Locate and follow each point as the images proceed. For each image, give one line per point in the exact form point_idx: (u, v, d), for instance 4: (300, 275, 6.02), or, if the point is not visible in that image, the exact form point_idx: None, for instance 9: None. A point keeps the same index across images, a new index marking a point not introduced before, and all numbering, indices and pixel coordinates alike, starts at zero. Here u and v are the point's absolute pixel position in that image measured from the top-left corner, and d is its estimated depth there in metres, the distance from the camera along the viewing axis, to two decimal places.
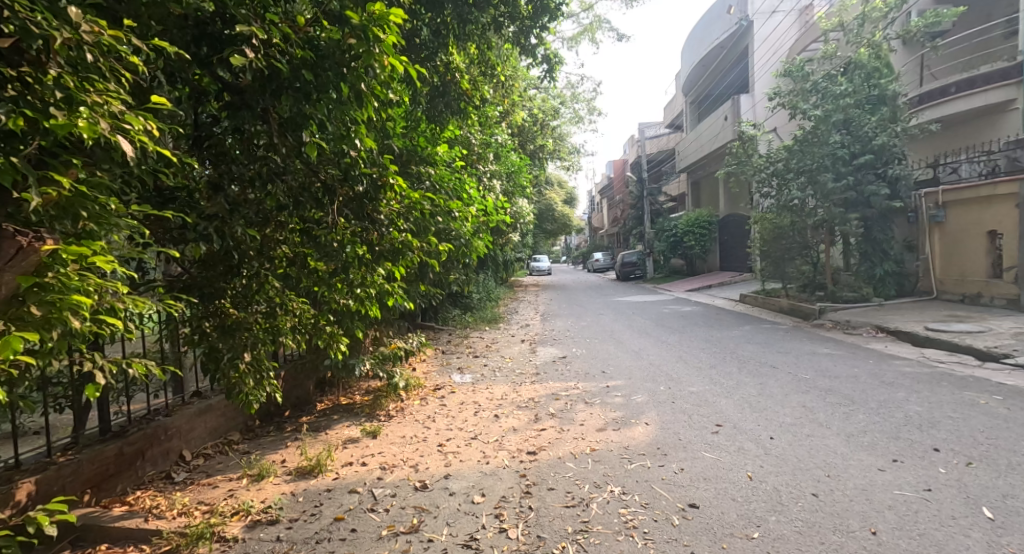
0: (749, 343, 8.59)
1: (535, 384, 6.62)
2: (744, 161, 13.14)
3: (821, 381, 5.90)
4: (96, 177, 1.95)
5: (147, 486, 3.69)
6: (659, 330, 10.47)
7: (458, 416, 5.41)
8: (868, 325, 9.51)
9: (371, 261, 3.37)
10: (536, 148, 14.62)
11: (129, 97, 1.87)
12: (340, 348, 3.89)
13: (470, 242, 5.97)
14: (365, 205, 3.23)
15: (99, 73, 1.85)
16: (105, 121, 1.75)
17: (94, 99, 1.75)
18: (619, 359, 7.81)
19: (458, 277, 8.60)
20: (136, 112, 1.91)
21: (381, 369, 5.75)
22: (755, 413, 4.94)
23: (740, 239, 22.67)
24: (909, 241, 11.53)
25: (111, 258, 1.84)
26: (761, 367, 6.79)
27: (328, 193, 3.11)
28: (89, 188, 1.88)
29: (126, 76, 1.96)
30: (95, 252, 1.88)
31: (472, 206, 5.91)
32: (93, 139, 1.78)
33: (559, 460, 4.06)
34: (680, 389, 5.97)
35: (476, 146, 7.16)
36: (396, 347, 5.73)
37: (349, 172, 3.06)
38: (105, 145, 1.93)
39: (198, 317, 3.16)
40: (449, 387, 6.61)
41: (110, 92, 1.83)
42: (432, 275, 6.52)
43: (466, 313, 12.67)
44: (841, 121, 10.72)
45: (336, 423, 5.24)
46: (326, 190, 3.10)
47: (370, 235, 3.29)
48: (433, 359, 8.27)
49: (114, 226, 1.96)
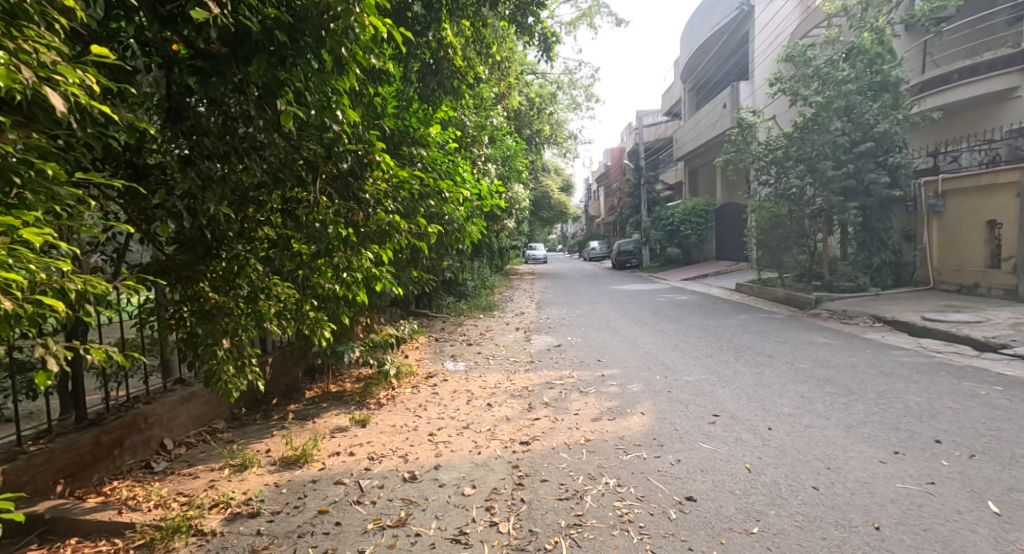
0: (745, 332, 8.51)
1: (529, 372, 6.52)
2: (743, 149, 13.01)
3: (817, 370, 5.81)
4: (34, 139, 1.80)
5: (125, 476, 3.56)
6: (655, 319, 10.41)
7: (450, 405, 5.29)
8: (865, 315, 9.44)
9: (356, 243, 3.22)
10: (533, 133, 14.43)
11: (63, 46, 1.73)
12: (324, 335, 3.76)
13: (464, 226, 5.83)
14: (350, 184, 3.09)
15: (30, 19, 1.72)
16: (30, 71, 1.59)
17: (21, 47, 1.60)
18: (614, 348, 7.73)
19: (451, 263, 8.47)
20: (72, 65, 1.77)
21: (371, 356, 5.63)
22: (753, 402, 4.85)
23: (737, 228, 22.55)
24: (907, 231, 11.43)
25: (46, 231, 1.68)
26: (757, 356, 6.70)
27: (311, 170, 2.97)
28: (27, 151, 1.76)
29: (62, 23, 1.82)
30: (31, 225, 1.72)
31: (465, 189, 5.75)
32: (20, 91, 1.62)
33: (553, 451, 3.95)
34: (676, 379, 5.88)
35: (471, 128, 7.00)
36: (387, 334, 5.61)
37: (332, 149, 2.91)
38: (43, 103, 1.78)
39: (176, 301, 3.05)
40: (442, 374, 6.51)
41: (42, 40, 1.69)
42: (425, 260, 6.40)
43: (461, 300, 12.57)
44: (842, 109, 10.59)
45: (325, 411, 5.12)
46: (308, 166, 2.96)
47: (357, 215, 3.14)
48: (426, 346, 8.18)
49: (55, 196, 1.82)
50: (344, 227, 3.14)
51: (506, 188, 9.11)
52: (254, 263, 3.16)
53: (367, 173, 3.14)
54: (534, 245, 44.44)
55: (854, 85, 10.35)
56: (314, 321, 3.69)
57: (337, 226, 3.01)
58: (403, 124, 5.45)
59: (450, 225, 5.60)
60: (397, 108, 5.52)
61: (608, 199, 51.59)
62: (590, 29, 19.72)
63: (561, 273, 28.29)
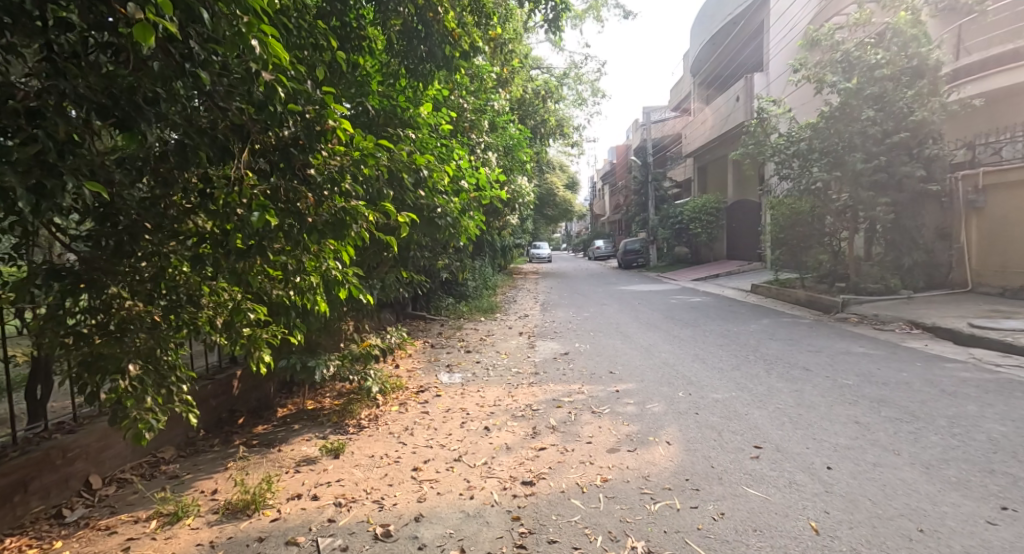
0: (770, 340, 7.75)
1: (533, 386, 5.78)
2: (761, 141, 12.21)
3: (866, 388, 5.03)
4: None
5: (25, 530, 2.83)
6: (668, 322, 9.68)
7: (441, 428, 4.54)
8: (900, 321, 8.67)
9: (302, 235, 2.38)
10: (538, 124, 13.70)
11: None
12: (263, 358, 3.06)
13: (458, 220, 5.11)
14: (292, 157, 2.28)
15: None
16: None
17: None
18: (628, 357, 6.98)
19: (447, 262, 7.75)
20: None
21: (350, 371, 4.87)
22: (799, 430, 4.09)
23: (748, 227, 21.70)
24: (941, 229, 10.60)
25: None
26: (791, 369, 5.93)
27: (237, 135, 2.17)
28: None
29: None
30: None
31: (459, 177, 5.08)
32: None
33: (562, 496, 3.21)
34: (702, 396, 5.12)
35: (466, 110, 6.28)
36: (370, 344, 4.87)
37: (266, 107, 2.11)
38: None
39: (82, 313, 2.39)
40: (434, 389, 5.78)
41: None
42: (414, 257, 5.70)
43: (461, 301, 11.95)
44: (872, 96, 9.83)
45: (295, 435, 4.38)
46: (234, 130, 2.15)
47: (306, 201, 2.34)
48: (420, 355, 7.46)
49: None
50: (290, 213, 2.33)
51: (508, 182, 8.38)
52: (177, 262, 2.52)
53: (320, 144, 2.35)
54: (537, 244, 43.82)
55: (887, 71, 9.57)
56: (254, 332, 3.01)
57: (267, 210, 2.15)
58: (390, 102, 4.89)
59: (441, 218, 4.88)
60: (383, 84, 4.90)
61: (614, 198, 50.89)
62: (597, 22, 19.17)
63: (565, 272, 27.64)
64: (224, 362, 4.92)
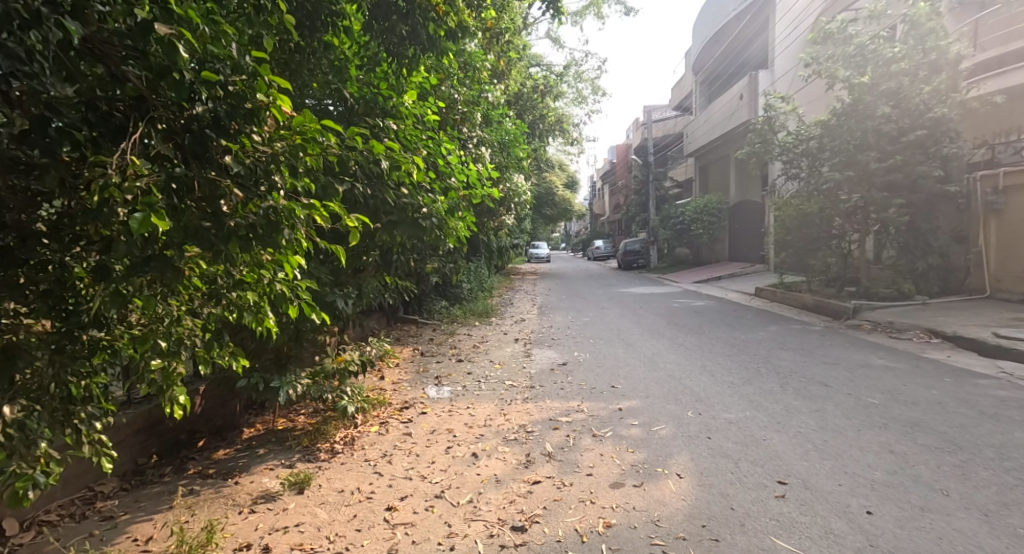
0: (781, 349, 7.27)
1: (527, 403, 5.32)
2: (768, 139, 11.73)
3: (895, 408, 4.56)
4: None
5: None
6: (672, 329, 9.23)
7: (423, 455, 4.06)
8: (917, 329, 8.21)
9: (219, 242, 1.87)
10: (536, 119, 13.21)
11: None
12: (179, 398, 2.42)
13: (446, 222, 4.64)
14: (207, 140, 1.81)
15: None
16: None
17: None
18: (630, 369, 6.51)
19: (438, 265, 7.28)
20: None
21: (322, 390, 4.32)
22: (828, 460, 3.61)
23: (750, 228, 21.27)
24: (958, 232, 10.14)
25: None
26: (807, 385, 5.45)
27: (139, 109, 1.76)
28: None
29: None
30: None
31: (449, 175, 4.70)
32: None
33: (559, 547, 2.73)
34: (713, 417, 4.64)
35: (456, 101, 5.79)
36: (341, 359, 4.34)
37: (168, 73, 1.63)
38: None
39: None
40: (420, 405, 5.32)
41: None
42: (399, 262, 5.19)
43: (455, 304, 11.51)
44: (887, 92, 9.35)
45: (258, 463, 3.89)
46: (136, 102, 1.75)
47: (231, 198, 1.84)
48: (408, 365, 7.00)
49: None
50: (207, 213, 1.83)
51: (502, 181, 7.88)
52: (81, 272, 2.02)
53: (250, 126, 1.91)
54: (536, 243, 43.43)
55: (903, 65, 9.10)
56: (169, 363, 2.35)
57: (156, 211, 1.57)
58: (370, 91, 4.44)
59: (424, 220, 4.36)
60: (362, 70, 4.47)
61: (614, 197, 50.49)
62: (597, 18, 18.71)
63: (563, 272, 27.21)
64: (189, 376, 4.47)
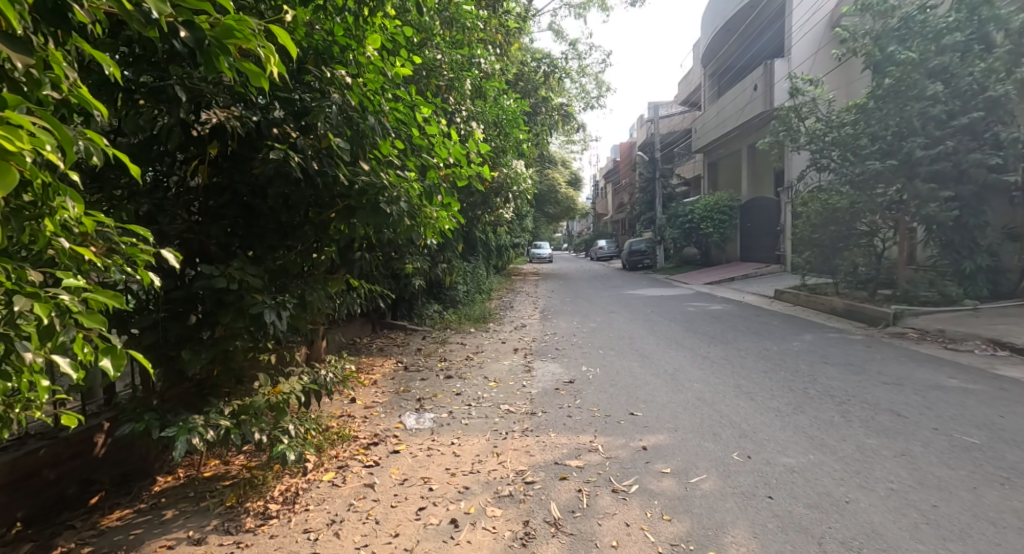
0: (825, 364, 6.21)
1: (524, 438, 4.30)
2: (794, 127, 10.74)
3: (1007, 451, 3.52)
4: None
5: None
6: (691, 337, 8.22)
7: (385, 522, 3.01)
8: (977, 339, 7.17)
9: None
10: (539, 104, 12.19)
11: None
12: None
13: (424, 214, 3.65)
14: None
15: None
16: None
17: None
18: (650, 389, 5.49)
19: (423, 263, 6.27)
20: None
21: (252, 431, 3.12)
22: (952, 539, 2.57)
23: (761, 226, 20.13)
24: (1009, 229, 9.09)
25: None
26: (875, 414, 4.39)
27: None
28: None
29: None
30: None
31: (427, 153, 3.78)
32: None
33: None
34: (768, 462, 3.60)
35: (432, 58, 4.72)
36: (262, 379, 3.17)
37: None
38: None
39: None
40: (392, 439, 4.29)
41: None
42: (365, 262, 4.15)
43: (449, 307, 10.51)
44: (936, 69, 8.28)
45: (152, 538, 2.82)
46: None
47: None
48: (386, 383, 5.96)
49: None
50: None
51: (497, 167, 6.79)
52: None
53: None
54: (537, 243, 42.34)
55: (958, 38, 8.02)
56: None
57: None
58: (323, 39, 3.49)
59: (389, 206, 3.25)
60: None
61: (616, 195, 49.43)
62: (602, 8, 17.81)
63: (566, 273, 26.17)
64: (98, 407, 3.43)
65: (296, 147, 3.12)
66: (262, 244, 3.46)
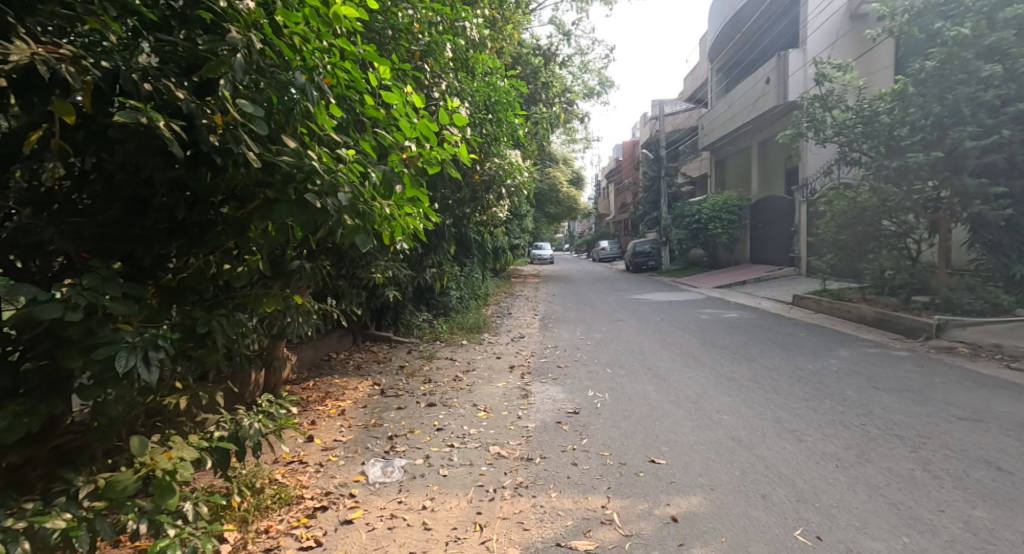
0: (876, 390, 5.22)
1: (515, 499, 3.34)
2: (819, 118, 9.96)
3: None
4: None
5: None
6: (712, 352, 7.27)
7: None
8: None
9: None
10: (538, 92, 11.27)
11: None
12: None
13: (380, 209, 2.69)
14: None
15: None
16: None
17: None
18: (673, 423, 4.53)
19: (397, 267, 5.38)
20: None
21: (114, 524, 2.13)
22: None
23: (769, 226, 19.13)
24: None
25: None
26: (968, 467, 3.42)
27: None
28: None
29: None
30: None
31: (384, 127, 2.86)
32: None
33: None
34: (848, 549, 2.62)
35: (402, 14, 3.87)
36: (137, 445, 2.18)
37: None
38: None
39: None
40: (347, 502, 3.32)
41: None
42: (307, 273, 3.25)
43: (441, 316, 9.58)
44: (990, 48, 7.31)
45: None
46: None
47: None
48: (356, 414, 5.01)
49: None
50: None
51: (486, 158, 5.88)
52: None
53: None
54: (538, 244, 41.36)
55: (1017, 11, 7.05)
56: None
57: None
58: None
59: (320, 200, 2.32)
60: None
61: (619, 194, 48.36)
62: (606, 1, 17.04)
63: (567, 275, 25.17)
64: None
65: (181, 112, 2.17)
66: (150, 254, 2.48)
